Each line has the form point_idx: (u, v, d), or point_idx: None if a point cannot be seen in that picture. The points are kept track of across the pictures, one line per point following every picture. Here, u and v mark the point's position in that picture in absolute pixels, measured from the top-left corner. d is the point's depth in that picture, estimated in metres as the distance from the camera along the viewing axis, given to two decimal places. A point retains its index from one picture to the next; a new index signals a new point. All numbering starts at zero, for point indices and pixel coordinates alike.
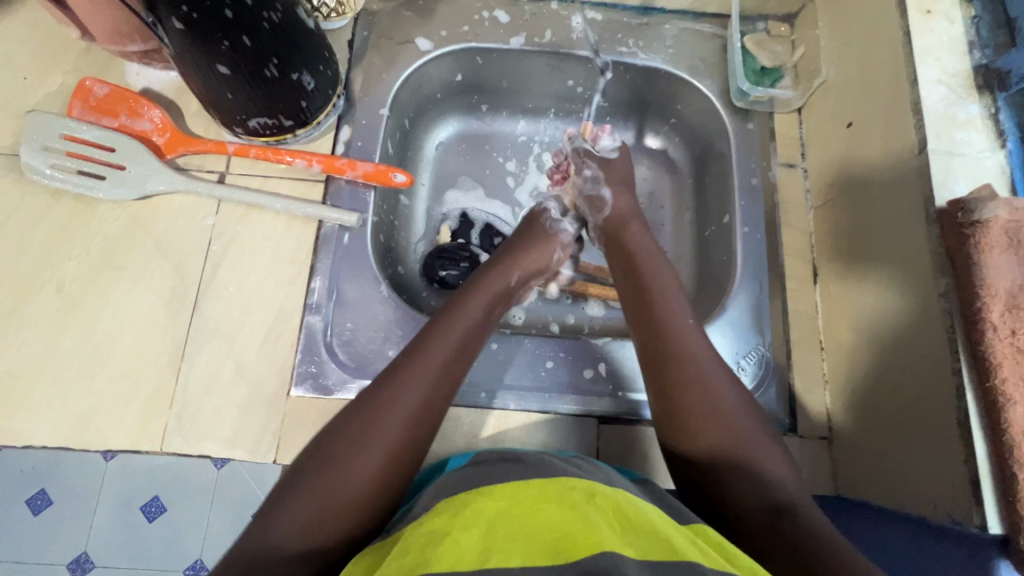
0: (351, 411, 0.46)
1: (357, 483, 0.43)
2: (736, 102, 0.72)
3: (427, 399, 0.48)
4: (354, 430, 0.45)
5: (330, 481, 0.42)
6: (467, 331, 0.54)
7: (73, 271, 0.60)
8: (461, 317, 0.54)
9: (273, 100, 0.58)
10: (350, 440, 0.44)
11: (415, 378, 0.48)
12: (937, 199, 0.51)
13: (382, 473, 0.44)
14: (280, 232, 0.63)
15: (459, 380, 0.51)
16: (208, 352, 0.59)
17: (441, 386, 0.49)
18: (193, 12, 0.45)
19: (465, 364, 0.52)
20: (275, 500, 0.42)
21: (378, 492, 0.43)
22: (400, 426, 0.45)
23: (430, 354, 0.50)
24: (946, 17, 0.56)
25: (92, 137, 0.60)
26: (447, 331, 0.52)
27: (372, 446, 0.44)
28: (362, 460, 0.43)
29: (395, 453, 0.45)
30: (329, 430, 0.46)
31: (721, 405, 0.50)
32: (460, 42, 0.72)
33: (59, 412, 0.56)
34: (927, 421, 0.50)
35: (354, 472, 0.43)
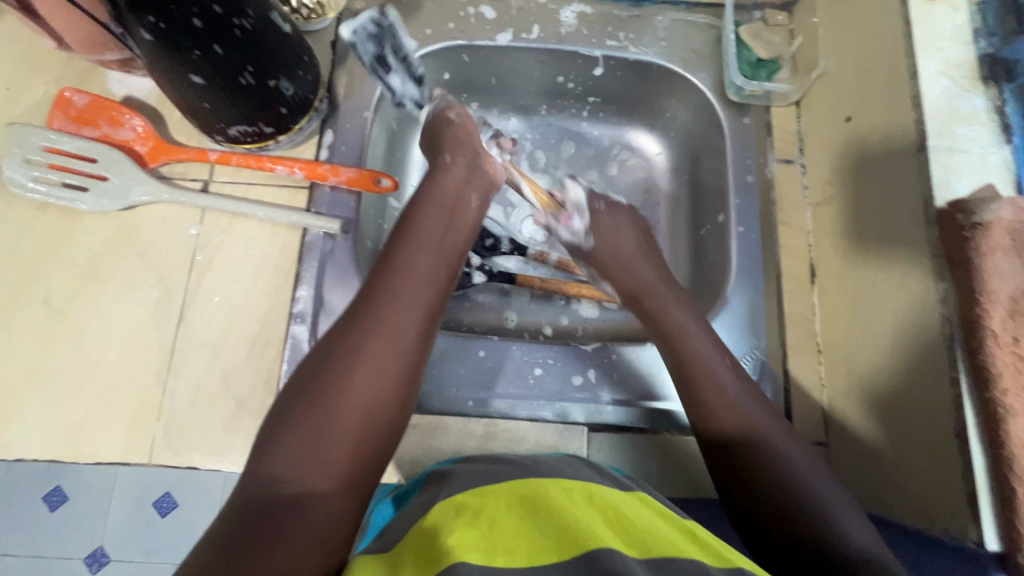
0: (324, 379, 0.44)
1: (345, 411, 0.43)
2: (731, 96, 0.70)
3: (403, 315, 0.48)
4: (328, 396, 0.43)
5: (316, 416, 0.43)
6: (432, 249, 0.53)
7: (59, 283, 0.60)
8: (424, 233, 0.53)
9: (252, 108, 0.57)
10: (330, 366, 0.45)
11: (392, 336, 0.47)
12: (936, 199, 0.49)
13: (372, 399, 0.44)
14: (264, 240, 0.63)
15: (433, 294, 0.50)
16: (195, 362, 0.59)
17: (414, 304, 0.49)
18: (160, 22, 0.44)
19: (439, 277, 0.52)
20: (267, 442, 0.42)
21: (370, 418, 0.44)
22: (379, 347, 0.46)
23: (399, 271, 0.50)
24: (950, 4, 0.53)
25: (74, 148, 0.60)
26: (413, 249, 0.52)
27: (355, 371, 0.44)
28: (348, 385, 0.44)
29: (381, 374, 0.45)
30: (309, 364, 0.46)
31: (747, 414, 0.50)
32: (445, 40, 0.70)
33: (49, 425, 0.57)
34: (925, 429, 0.48)
35: (337, 402, 0.43)
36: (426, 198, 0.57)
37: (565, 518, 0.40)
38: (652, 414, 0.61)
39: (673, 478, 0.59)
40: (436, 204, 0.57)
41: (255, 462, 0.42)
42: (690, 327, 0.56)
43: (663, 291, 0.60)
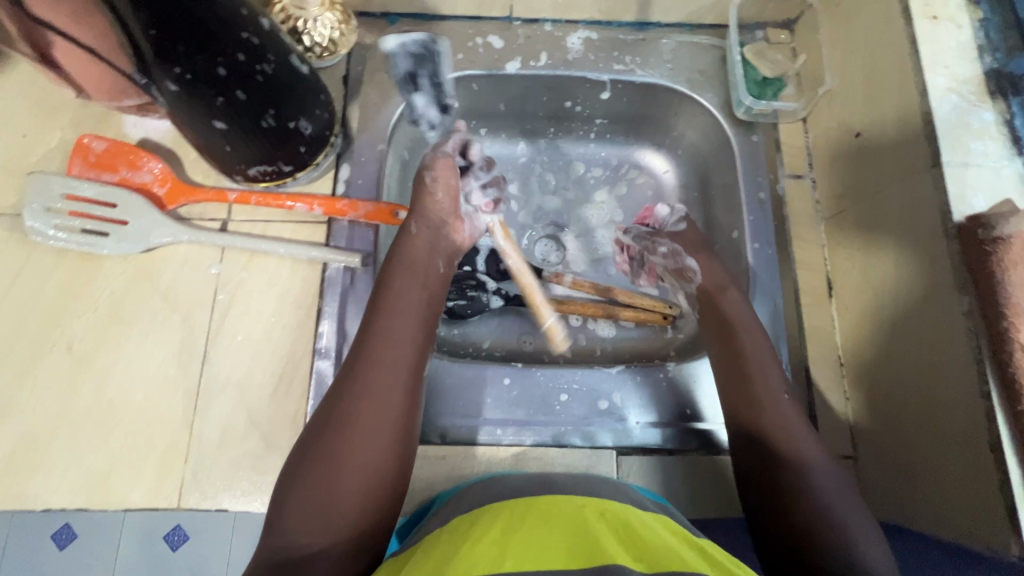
0: (321, 426, 0.48)
1: (341, 480, 0.46)
2: (739, 115, 0.71)
3: (382, 376, 0.50)
4: (326, 443, 0.47)
5: (313, 486, 0.46)
6: (401, 314, 0.55)
7: (82, 329, 0.60)
8: (391, 299, 0.56)
9: (272, 148, 0.57)
10: (319, 439, 0.48)
11: (378, 379, 0.50)
12: (954, 214, 0.49)
13: (366, 466, 0.47)
14: (285, 277, 0.63)
15: (408, 356, 0.53)
16: (221, 403, 0.59)
17: (392, 370, 0.51)
18: (187, 72, 0.45)
19: (408, 338, 0.54)
20: (278, 512, 0.46)
21: (371, 477, 0.47)
22: (365, 412, 0.48)
23: (375, 343, 0.52)
24: (954, 22, 0.55)
25: (93, 194, 0.60)
26: (384, 318, 0.54)
27: (343, 443, 0.47)
28: (337, 456, 0.47)
29: (370, 443, 0.48)
30: (307, 432, 0.49)
31: (780, 413, 0.55)
32: (455, 71, 0.72)
33: (77, 474, 0.56)
34: (956, 443, 0.48)
35: (335, 474, 0.46)
36: (394, 270, 0.58)
37: (588, 531, 0.42)
38: (675, 434, 0.62)
39: (704, 498, 0.60)
40: (407, 275, 0.58)
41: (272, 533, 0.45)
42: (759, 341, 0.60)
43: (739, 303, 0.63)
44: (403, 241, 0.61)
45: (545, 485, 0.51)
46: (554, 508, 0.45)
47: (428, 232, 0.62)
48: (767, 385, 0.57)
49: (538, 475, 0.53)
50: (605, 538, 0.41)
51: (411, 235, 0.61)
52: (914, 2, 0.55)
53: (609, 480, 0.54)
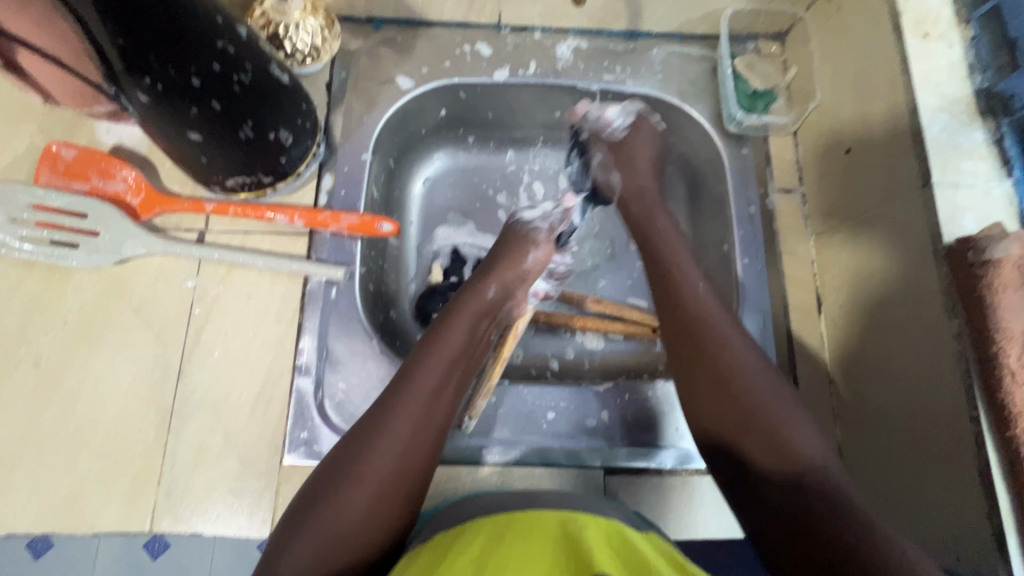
0: (350, 449, 0.47)
1: (351, 524, 0.44)
2: (729, 127, 0.70)
3: (421, 412, 0.49)
4: (352, 468, 0.46)
5: (322, 525, 0.43)
6: (449, 364, 0.53)
7: (50, 345, 0.58)
8: (440, 346, 0.54)
9: (250, 159, 0.55)
10: (337, 478, 0.45)
11: (416, 413, 0.49)
12: (944, 236, 0.49)
13: (382, 499, 0.45)
14: (265, 291, 0.61)
15: (447, 410, 0.51)
16: (196, 422, 0.57)
17: (427, 421, 0.49)
18: (157, 83, 0.43)
19: (449, 389, 0.52)
20: (278, 544, 0.43)
21: (383, 509, 0.45)
22: (399, 444, 0.47)
23: (416, 388, 0.50)
24: (945, 41, 0.54)
25: (62, 204, 0.57)
26: (430, 364, 0.52)
27: (361, 488, 0.45)
28: (351, 497, 0.45)
29: (388, 492, 0.46)
30: (337, 452, 0.47)
31: (747, 373, 0.51)
32: (442, 79, 0.70)
33: (43, 496, 0.54)
34: (945, 468, 0.48)
35: (351, 501, 0.44)
36: (452, 310, 0.57)
37: (571, 546, 0.41)
38: (668, 453, 0.60)
39: (692, 517, 0.59)
40: (461, 316, 0.57)
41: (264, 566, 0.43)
42: (729, 327, 0.55)
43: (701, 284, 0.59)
44: (475, 296, 0.59)
45: (531, 500, 0.50)
46: (534, 521, 0.44)
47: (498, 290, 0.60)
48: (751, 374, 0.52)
49: (523, 492, 0.52)
50: (591, 549, 0.40)
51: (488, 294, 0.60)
52: (906, 18, 0.55)
53: (598, 499, 0.52)
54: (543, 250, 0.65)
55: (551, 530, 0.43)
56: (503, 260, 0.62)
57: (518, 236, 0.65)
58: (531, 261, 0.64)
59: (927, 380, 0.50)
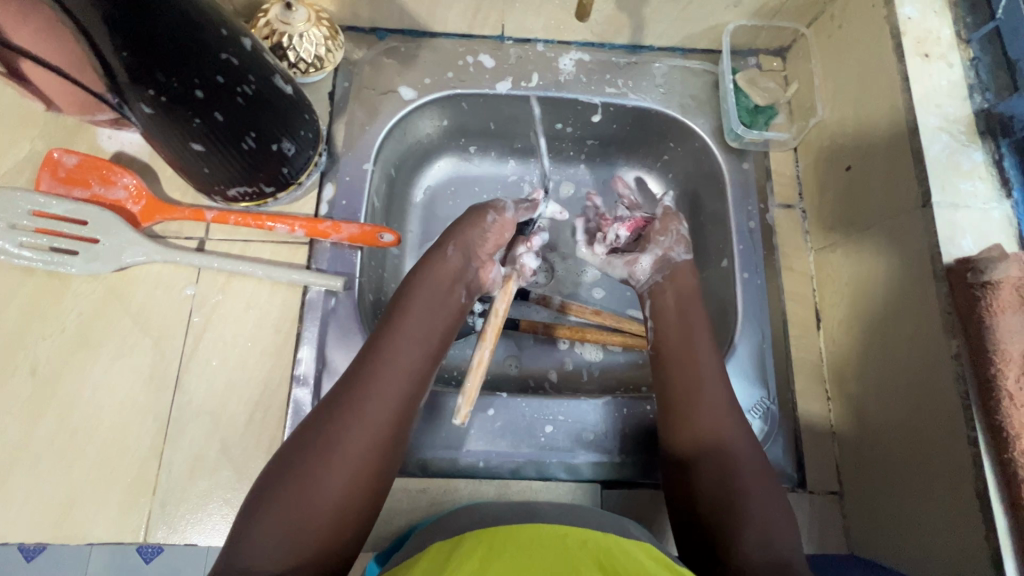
0: (315, 424, 0.47)
1: (318, 503, 0.44)
2: (730, 142, 0.70)
3: (386, 381, 0.50)
4: (317, 443, 0.46)
5: (288, 506, 0.43)
6: (412, 337, 0.54)
7: (47, 352, 0.57)
8: (403, 321, 0.55)
9: (251, 170, 0.56)
10: (304, 459, 0.45)
11: (382, 380, 0.50)
12: (944, 256, 0.49)
13: (347, 468, 0.45)
14: (264, 300, 0.61)
15: (411, 383, 0.52)
16: (192, 431, 0.57)
17: (392, 396, 0.50)
18: (160, 95, 0.43)
19: (414, 363, 0.53)
20: (241, 533, 0.42)
21: (350, 480, 0.45)
22: (364, 413, 0.48)
23: (380, 362, 0.51)
24: (945, 61, 0.54)
25: (63, 211, 0.57)
26: (394, 339, 0.53)
27: (330, 467, 0.45)
28: (319, 475, 0.44)
29: (357, 467, 0.46)
30: (303, 430, 0.48)
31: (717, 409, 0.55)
32: (444, 89, 0.70)
33: (37, 505, 0.54)
34: (939, 485, 0.48)
35: (315, 474, 0.44)
36: (416, 281, 0.58)
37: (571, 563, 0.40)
38: None
39: None
40: (426, 288, 0.58)
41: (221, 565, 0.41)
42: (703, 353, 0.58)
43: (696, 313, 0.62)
44: (438, 265, 0.59)
45: (527, 514, 0.50)
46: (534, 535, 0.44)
47: (463, 255, 0.61)
48: (710, 394, 0.55)
49: (519, 506, 0.52)
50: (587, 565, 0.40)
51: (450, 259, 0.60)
52: (907, 38, 0.55)
53: (597, 513, 0.52)
54: (501, 215, 0.64)
55: (548, 546, 0.42)
56: (463, 226, 0.62)
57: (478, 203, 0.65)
58: (491, 224, 0.63)
59: (925, 400, 0.50)
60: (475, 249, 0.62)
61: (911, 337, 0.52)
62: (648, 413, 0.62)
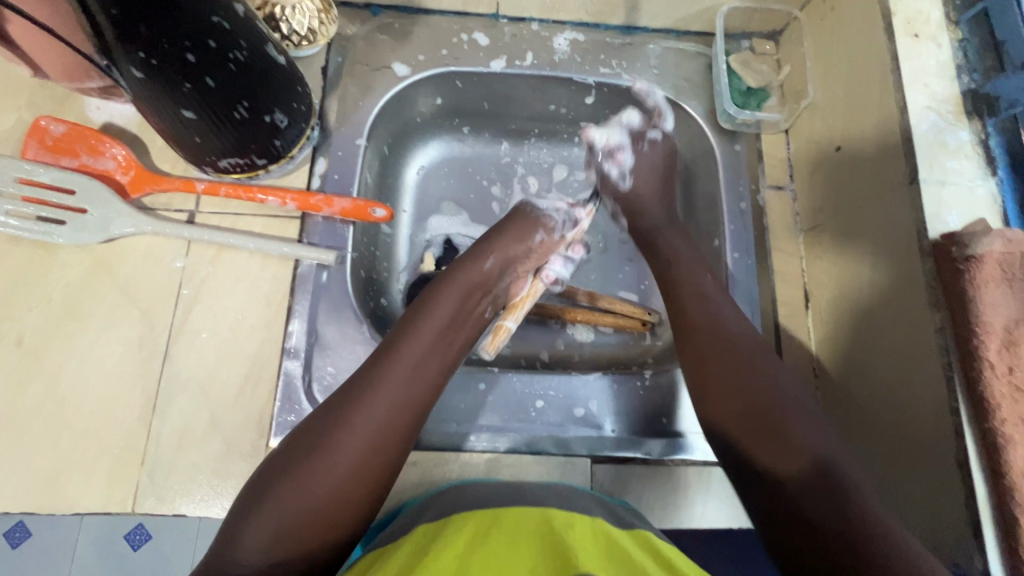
0: (324, 418, 0.47)
1: (317, 500, 0.43)
2: (723, 124, 0.71)
3: (401, 384, 0.49)
4: (323, 440, 0.45)
5: (286, 502, 0.43)
6: (431, 344, 0.53)
7: (33, 322, 0.57)
8: (427, 320, 0.54)
9: (243, 140, 0.55)
10: (307, 457, 0.45)
11: (396, 380, 0.49)
12: (930, 232, 0.50)
13: (349, 468, 0.45)
14: (254, 273, 0.60)
15: (428, 388, 0.51)
16: (182, 403, 0.56)
17: (405, 401, 0.49)
18: (151, 58, 0.43)
19: (433, 367, 0.52)
20: (238, 520, 0.42)
21: (352, 480, 0.45)
22: (373, 414, 0.47)
23: (396, 362, 0.50)
24: (934, 41, 0.55)
25: (49, 179, 0.57)
26: (413, 340, 0.52)
27: (333, 462, 0.44)
28: (322, 473, 0.44)
29: (360, 466, 0.45)
30: (310, 424, 0.47)
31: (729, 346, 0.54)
32: (438, 67, 0.70)
33: (24, 474, 0.53)
34: (923, 456, 0.49)
35: (317, 471, 0.44)
36: (443, 284, 0.58)
37: (558, 545, 0.41)
38: (653, 444, 0.61)
39: (680, 509, 0.59)
40: (450, 291, 0.57)
41: (215, 553, 0.41)
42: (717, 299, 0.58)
43: (723, 325, 0.56)
44: (468, 269, 0.59)
45: (512, 493, 0.50)
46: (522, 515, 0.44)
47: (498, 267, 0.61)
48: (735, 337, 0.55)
49: (506, 484, 0.52)
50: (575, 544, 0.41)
51: (483, 268, 0.60)
52: (897, 18, 0.56)
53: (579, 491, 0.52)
54: (550, 235, 0.66)
55: (536, 530, 0.43)
56: (505, 240, 0.63)
57: (528, 216, 0.66)
58: (539, 240, 0.65)
59: (909, 375, 0.51)
60: (510, 259, 0.62)
61: (893, 309, 0.54)
62: (635, 390, 0.63)
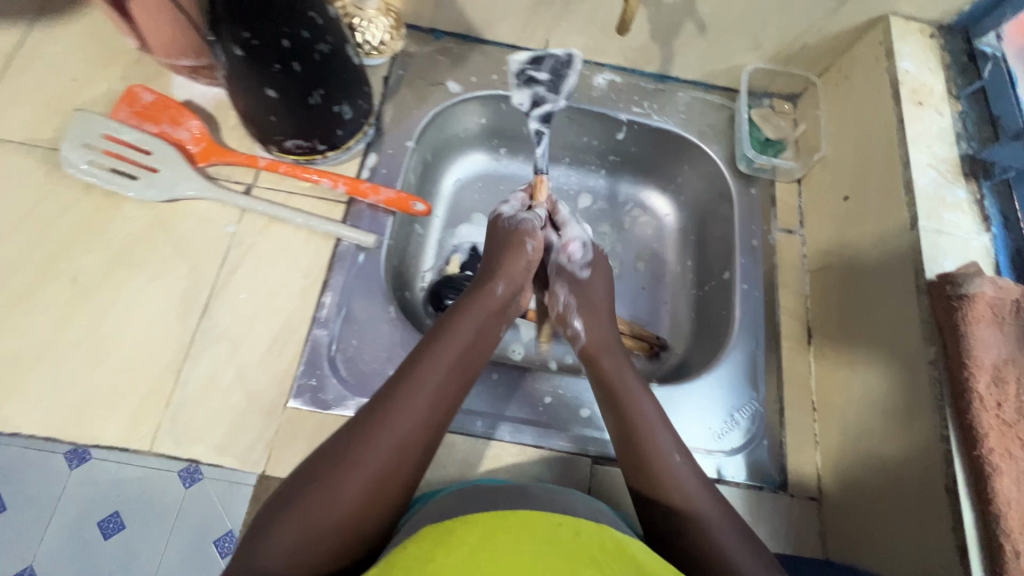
0: (347, 435, 0.47)
1: (337, 517, 0.44)
2: (741, 167, 0.77)
3: (423, 408, 0.50)
4: (345, 457, 0.46)
5: (308, 516, 0.43)
6: (451, 368, 0.53)
7: (90, 263, 0.61)
8: (448, 344, 0.54)
9: (311, 125, 0.62)
10: (331, 472, 0.45)
11: (416, 404, 0.49)
12: (927, 272, 0.54)
13: (369, 487, 0.45)
14: (298, 246, 0.65)
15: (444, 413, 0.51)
16: (212, 354, 0.59)
17: (422, 425, 0.49)
18: (254, 38, 0.50)
19: (445, 395, 0.52)
20: (261, 528, 0.43)
21: (370, 500, 0.45)
22: (393, 435, 0.47)
23: (417, 383, 0.50)
24: (937, 110, 0.62)
25: (131, 139, 0.63)
26: (432, 362, 0.52)
27: (353, 480, 0.45)
28: (339, 491, 0.45)
29: (379, 486, 0.46)
30: (331, 442, 0.48)
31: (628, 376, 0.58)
32: (488, 88, 0.77)
33: (52, 402, 0.56)
34: (914, 484, 0.51)
35: (338, 487, 0.45)
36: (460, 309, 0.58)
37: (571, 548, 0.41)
38: None
39: None
40: (471, 314, 0.57)
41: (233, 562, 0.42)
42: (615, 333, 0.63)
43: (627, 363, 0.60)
44: (487, 294, 0.60)
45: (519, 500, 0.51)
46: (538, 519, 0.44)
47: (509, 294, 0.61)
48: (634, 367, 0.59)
49: (514, 488, 0.53)
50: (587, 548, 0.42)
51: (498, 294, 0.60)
52: (904, 87, 0.63)
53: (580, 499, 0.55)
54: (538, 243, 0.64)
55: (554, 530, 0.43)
56: (510, 260, 0.62)
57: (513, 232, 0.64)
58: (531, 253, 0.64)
59: (903, 406, 0.54)
60: (516, 278, 0.62)
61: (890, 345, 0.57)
62: None
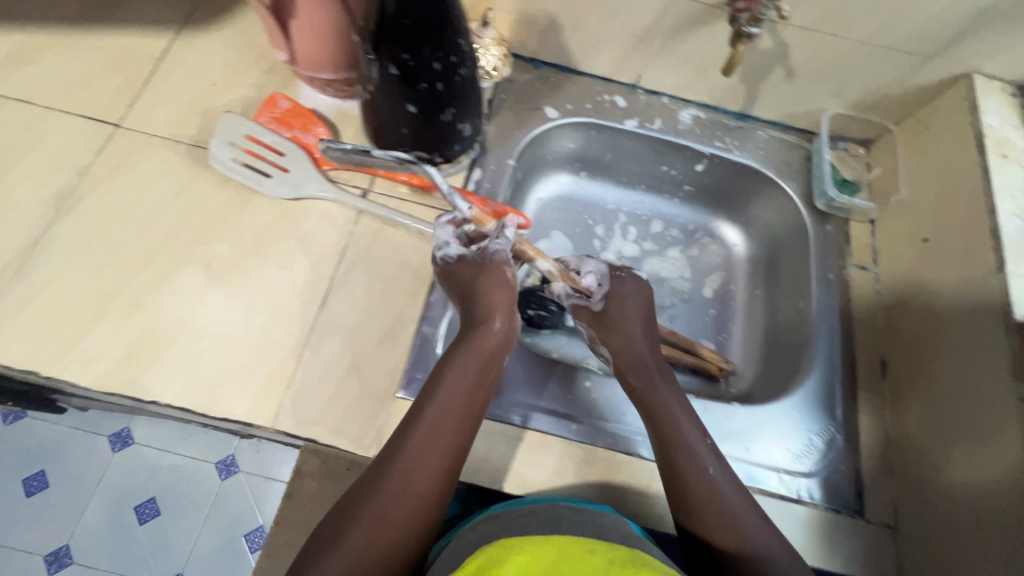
0: (370, 480, 0.51)
1: (371, 559, 0.47)
2: (819, 204, 0.81)
3: (432, 450, 0.52)
4: (372, 501, 0.49)
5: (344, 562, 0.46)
6: (452, 409, 0.55)
7: (223, 251, 0.67)
8: (446, 388, 0.56)
9: (436, 139, 0.67)
10: (359, 519, 0.48)
11: (427, 448, 0.52)
12: (1016, 312, 0.57)
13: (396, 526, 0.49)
14: (409, 248, 0.70)
15: (453, 450, 0.53)
16: (330, 343, 0.64)
17: (434, 464, 0.52)
18: (411, 59, 0.56)
19: (454, 432, 0.54)
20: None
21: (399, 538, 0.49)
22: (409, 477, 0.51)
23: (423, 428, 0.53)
24: (1020, 163, 0.66)
25: (270, 141, 0.70)
26: (433, 406, 0.54)
27: (379, 524, 0.48)
28: (373, 534, 0.48)
29: (406, 524, 0.49)
30: (357, 486, 0.51)
31: (657, 398, 0.62)
32: (582, 116, 0.83)
33: (187, 376, 0.60)
34: (1001, 514, 0.53)
35: (367, 531, 0.48)
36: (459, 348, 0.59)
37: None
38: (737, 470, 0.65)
39: None
40: (468, 354, 0.58)
41: None
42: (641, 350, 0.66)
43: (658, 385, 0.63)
44: (486, 334, 0.60)
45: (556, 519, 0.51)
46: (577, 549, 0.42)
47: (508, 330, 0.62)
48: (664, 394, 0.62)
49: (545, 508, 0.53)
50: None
51: (496, 330, 0.61)
52: (989, 140, 0.67)
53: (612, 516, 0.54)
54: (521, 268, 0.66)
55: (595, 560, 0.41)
56: (501, 295, 0.63)
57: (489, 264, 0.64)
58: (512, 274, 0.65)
59: (990, 439, 0.56)
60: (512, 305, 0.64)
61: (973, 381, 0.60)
62: (718, 417, 0.69)
